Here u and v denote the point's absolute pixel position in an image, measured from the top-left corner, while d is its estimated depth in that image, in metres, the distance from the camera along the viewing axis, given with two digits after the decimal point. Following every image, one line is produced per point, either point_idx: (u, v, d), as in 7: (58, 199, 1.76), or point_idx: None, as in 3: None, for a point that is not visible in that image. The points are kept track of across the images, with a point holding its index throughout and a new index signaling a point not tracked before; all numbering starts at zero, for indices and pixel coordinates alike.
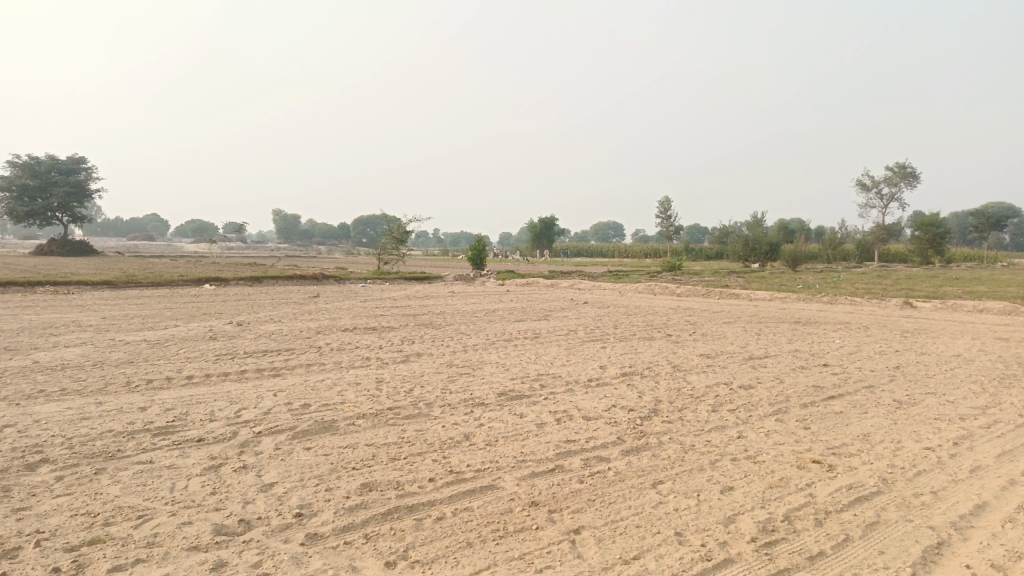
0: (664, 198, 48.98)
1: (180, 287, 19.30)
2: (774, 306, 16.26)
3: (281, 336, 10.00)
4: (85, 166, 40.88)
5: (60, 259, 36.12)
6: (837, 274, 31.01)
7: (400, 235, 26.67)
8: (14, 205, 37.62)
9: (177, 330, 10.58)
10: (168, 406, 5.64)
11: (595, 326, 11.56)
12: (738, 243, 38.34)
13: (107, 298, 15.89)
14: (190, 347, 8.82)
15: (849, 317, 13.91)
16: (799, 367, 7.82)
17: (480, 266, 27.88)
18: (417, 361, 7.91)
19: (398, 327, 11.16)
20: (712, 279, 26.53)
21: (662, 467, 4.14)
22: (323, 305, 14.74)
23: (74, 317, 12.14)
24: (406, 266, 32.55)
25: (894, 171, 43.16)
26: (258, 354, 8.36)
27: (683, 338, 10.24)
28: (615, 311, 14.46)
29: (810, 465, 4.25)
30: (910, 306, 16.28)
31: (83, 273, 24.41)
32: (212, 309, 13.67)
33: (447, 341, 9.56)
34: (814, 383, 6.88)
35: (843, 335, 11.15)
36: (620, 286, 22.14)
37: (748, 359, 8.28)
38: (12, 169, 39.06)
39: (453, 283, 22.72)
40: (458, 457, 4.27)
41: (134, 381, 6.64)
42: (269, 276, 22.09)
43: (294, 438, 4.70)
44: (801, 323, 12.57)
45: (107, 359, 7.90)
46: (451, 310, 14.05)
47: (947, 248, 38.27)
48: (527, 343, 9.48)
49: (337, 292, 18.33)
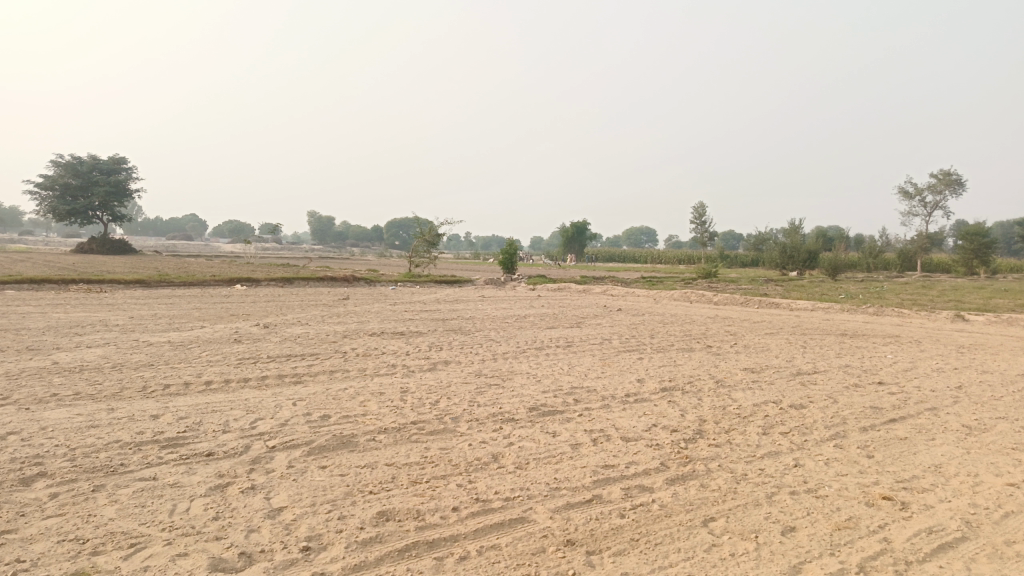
0: (699, 203, 48.21)
1: (211, 287, 19.23)
2: (816, 317, 15.57)
3: (306, 340, 9.71)
4: (125, 166, 41.52)
5: (99, 257, 36.62)
6: (879, 284, 29.99)
7: (432, 237, 26.42)
8: (56, 204, 38.25)
9: (202, 331, 10.37)
10: (181, 415, 5.34)
11: (630, 335, 11.09)
12: (775, 250, 37.57)
13: (137, 297, 15.82)
14: (213, 350, 8.57)
15: (898, 330, 13.20)
16: (852, 385, 7.29)
17: (511, 269, 27.54)
18: (444, 369, 7.55)
19: (427, 332, 10.82)
20: (750, 287, 25.69)
21: (712, 501, 3.71)
22: (351, 308, 14.46)
23: (102, 316, 12.04)
24: (437, 268, 32.33)
25: (938, 179, 41.84)
26: (281, 358, 8.08)
27: (723, 350, 9.73)
28: (650, 319, 13.94)
29: (880, 503, 3.78)
30: (962, 319, 15.46)
31: (119, 271, 24.61)
32: (240, 310, 13.46)
33: (476, 348, 9.17)
34: (872, 404, 6.35)
35: (895, 349, 10.53)
36: (655, 293, 21.55)
37: (797, 375, 7.76)
38: (55, 168, 39.79)
39: (484, 287, 22.40)
40: (485, 482, 3.88)
41: (151, 386, 6.37)
42: (299, 277, 21.97)
43: (309, 455, 4.36)
44: (848, 336, 11.93)
45: (127, 361, 7.67)
46: (481, 315, 13.68)
47: (993, 259, 36.87)
48: (559, 352, 9.07)
49: (367, 295, 18.10)
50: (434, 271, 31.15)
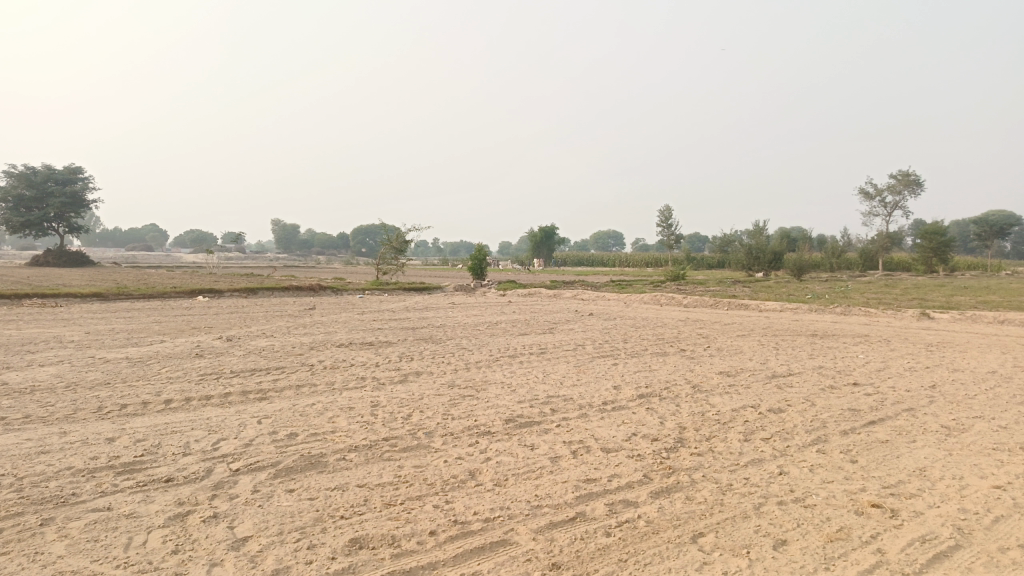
0: (665, 207, 48.58)
1: (173, 299, 18.71)
2: (786, 317, 15.63)
3: (272, 353, 9.41)
4: (82, 176, 40.44)
5: (54, 270, 35.49)
6: (843, 284, 30.41)
7: (399, 244, 26.08)
8: (8, 216, 37.02)
9: (163, 346, 10.00)
10: (139, 437, 5.06)
11: (603, 341, 10.98)
12: (741, 252, 38.00)
13: (94, 311, 15.27)
14: (174, 366, 8.24)
15: (867, 329, 13.30)
16: (828, 387, 7.26)
17: (480, 275, 27.35)
18: (416, 381, 7.33)
19: (396, 342, 10.59)
20: (719, 289, 25.78)
21: (699, 515, 3.58)
22: (318, 318, 14.13)
23: (57, 332, 11.56)
24: (406, 276, 32.02)
25: (897, 179, 42.70)
26: (246, 373, 7.78)
27: (697, 354, 9.66)
28: (622, 323, 13.85)
29: (870, 512, 3.68)
30: (927, 317, 15.64)
31: (75, 284, 23.85)
32: (202, 323, 13.05)
33: (447, 358, 8.96)
34: (850, 406, 6.30)
35: (866, 349, 10.57)
36: (625, 297, 21.51)
37: (772, 378, 7.70)
38: (7, 179, 38.54)
39: (453, 294, 22.17)
40: (462, 502, 3.70)
41: (106, 407, 6.05)
42: (264, 287, 21.50)
43: (275, 478, 4.13)
44: (819, 337, 11.96)
45: (82, 380, 7.31)
46: (452, 323, 13.48)
47: (951, 257, 37.68)
48: (533, 359, 8.91)
49: (334, 304, 17.74)
50: (403, 278, 30.83)
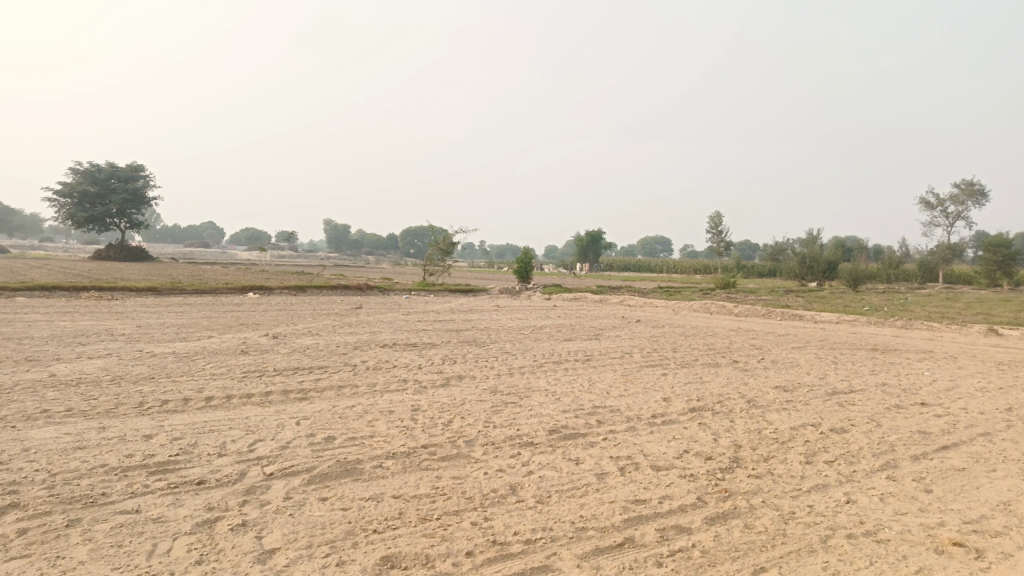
0: (716, 213, 47.67)
1: (224, 295, 18.98)
2: (843, 330, 15.00)
3: (315, 351, 9.35)
4: (143, 174, 41.62)
5: (115, 264, 36.62)
6: (902, 296, 29.29)
7: (446, 246, 26.06)
8: (73, 211, 38.31)
9: (210, 342, 10.03)
10: (176, 435, 4.98)
11: (652, 349, 10.65)
12: (794, 260, 36.96)
13: (148, 305, 15.56)
14: (218, 362, 8.22)
15: (931, 345, 12.63)
16: (894, 406, 6.82)
17: (526, 278, 27.16)
18: (458, 385, 7.14)
19: (440, 344, 10.43)
20: (770, 299, 25.03)
21: (760, 547, 3.28)
22: (363, 317, 14.12)
23: (109, 324, 11.76)
24: (452, 278, 32.04)
25: (962, 189, 41.01)
26: (288, 372, 7.71)
27: (751, 366, 9.26)
28: (671, 331, 13.46)
29: (951, 551, 3.32)
30: (996, 333, 14.84)
31: (132, 278, 24.45)
32: (250, 320, 13.14)
33: (491, 362, 8.76)
34: (919, 429, 5.87)
35: (932, 366, 10.01)
36: (673, 304, 21.02)
37: (833, 394, 7.28)
38: (73, 176, 39.86)
39: (499, 297, 22.01)
40: (502, 520, 3.48)
41: (148, 402, 6.02)
42: (312, 285, 21.67)
43: (309, 484, 3.97)
44: (880, 351, 11.39)
45: (127, 374, 7.33)
46: (497, 326, 13.29)
47: (1017, 271, 35.99)
48: (579, 366, 8.65)
49: (380, 304, 17.74)
50: (449, 280, 30.83)
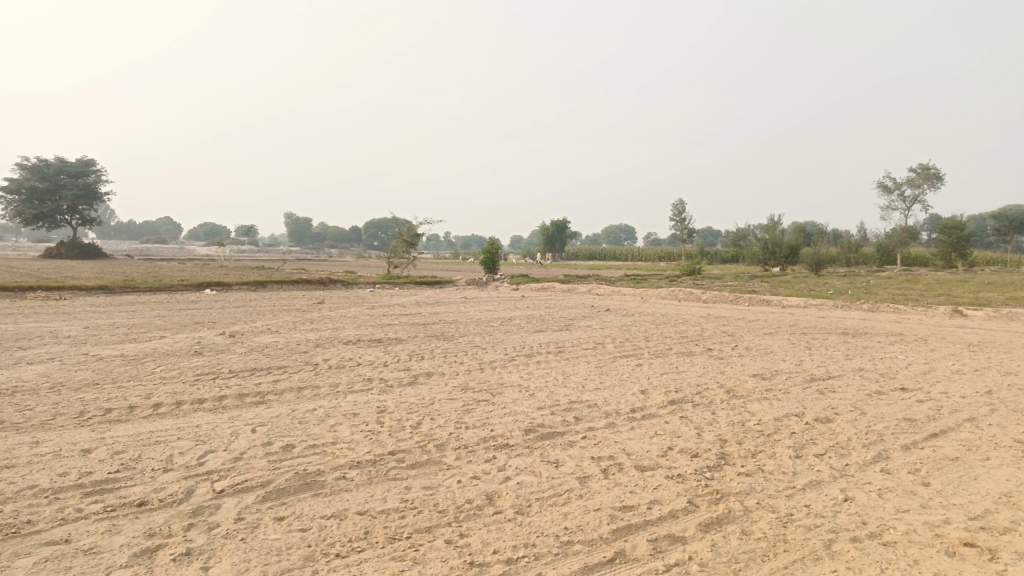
0: (679, 200, 47.85)
1: (180, 293, 18.29)
2: (812, 314, 14.96)
3: (275, 350, 8.89)
4: (95, 168, 40.14)
5: (67, 263, 35.32)
6: (863, 279, 29.64)
7: (410, 237, 25.56)
8: (22, 208, 36.81)
9: (162, 343, 9.50)
10: (118, 448, 4.54)
11: (624, 338, 10.41)
12: (757, 246, 37.24)
13: (98, 305, 14.83)
14: (169, 365, 7.73)
15: (900, 328, 12.61)
16: (875, 392, 6.65)
17: (493, 269, 26.82)
18: (427, 383, 6.78)
19: (407, 339, 10.05)
20: (737, 285, 25.09)
21: (762, 557, 3.01)
22: (326, 312, 13.65)
23: (54, 327, 11.11)
24: (418, 270, 31.54)
25: (918, 172, 41.70)
26: (245, 373, 7.26)
27: (726, 354, 9.07)
28: (641, 320, 13.24)
29: (964, 553, 3.09)
30: (960, 314, 14.95)
31: (83, 277, 23.44)
32: (206, 318, 12.57)
33: (460, 357, 8.41)
34: (905, 416, 5.70)
35: (904, 349, 9.95)
36: (641, 292, 20.91)
37: (812, 382, 7.10)
38: (20, 171, 38.24)
39: (466, 288, 21.63)
40: (479, 537, 3.16)
41: (89, 411, 5.54)
42: (272, 280, 21.02)
43: (264, 502, 3.59)
44: (852, 336, 11.31)
45: (69, 380, 6.81)
46: (465, 319, 12.92)
47: (970, 252, 36.74)
48: (552, 359, 8.36)
49: (343, 298, 17.25)
50: (415, 272, 30.36)
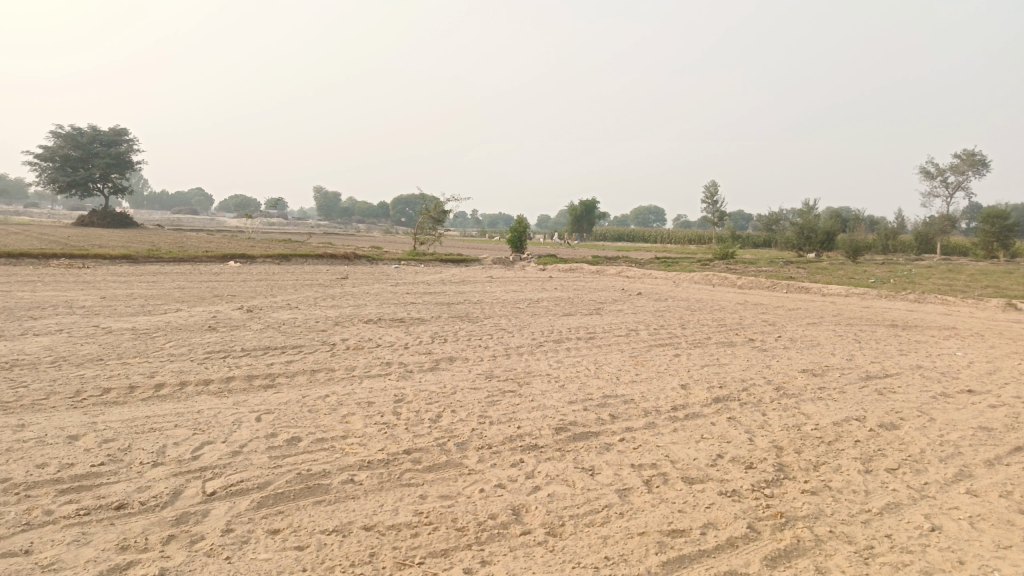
0: (711, 182, 46.75)
1: (203, 264, 18.03)
2: (854, 304, 14.18)
3: (292, 327, 8.47)
4: (127, 138, 40.10)
5: (97, 231, 35.44)
6: (903, 268, 28.58)
7: (437, 214, 25.06)
8: (55, 175, 36.92)
9: (177, 316, 9.14)
10: (108, 436, 4.12)
11: (658, 325, 9.84)
12: (791, 231, 36.16)
13: (119, 274, 14.56)
14: (180, 341, 7.34)
15: (952, 321, 11.85)
16: (940, 395, 6.03)
17: (520, 248, 26.26)
18: (449, 369, 6.30)
19: (430, 320, 9.58)
20: (772, 270, 24.20)
21: None
22: (350, 289, 13.24)
23: (71, 296, 10.82)
24: (444, 248, 31.10)
25: (962, 158, 40.16)
26: (257, 353, 6.83)
27: (769, 346, 8.47)
28: (676, 305, 12.61)
29: None
30: (1014, 308, 14.07)
31: (111, 246, 23.37)
32: (226, 291, 12.22)
33: (484, 341, 7.92)
34: (981, 425, 5.09)
35: (961, 345, 9.24)
36: (673, 275, 20.24)
37: (869, 381, 6.49)
38: (54, 139, 38.33)
39: (492, 267, 21.13)
40: (504, 566, 2.68)
41: (85, 392, 5.14)
42: (297, 254, 20.68)
43: (259, 509, 3.14)
44: (901, 328, 10.61)
45: (72, 355, 6.44)
46: (490, 299, 12.45)
47: (1014, 242, 35.29)
48: (583, 346, 7.84)
49: (367, 274, 16.87)
50: (441, 250, 29.94)
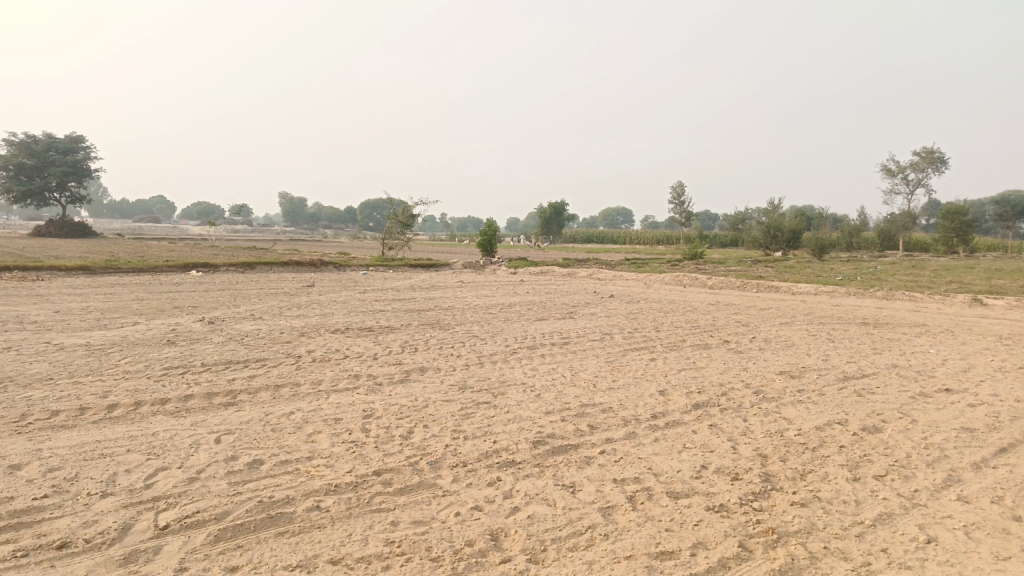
0: (678, 183, 47.02)
1: (163, 274, 17.51)
2: (824, 302, 14.20)
3: (256, 339, 8.16)
4: (84, 145, 39.03)
5: (54, 241, 34.39)
6: (868, 265, 28.96)
7: (405, 218, 24.71)
8: (9, 185, 35.76)
9: (135, 330, 8.76)
10: (53, 465, 3.83)
11: (632, 328, 9.71)
12: (757, 230, 36.44)
13: (76, 286, 14.03)
14: (137, 357, 7.00)
15: (921, 317, 11.91)
16: (919, 395, 5.96)
17: (490, 252, 26.04)
18: (420, 380, 6.07)
19: (400, 328, 9.32)
20: (740, 270, 24.40)
21: None
22: (316, 297, 12.92)
23: (22, 311, 10.35)
24: (413, 253, 30.72)
25: (921, 156, 40.94)
26: (218, 367, 6.52)
27: (745, 347, 8.38)
28: (648, 307, 12.50)
29: None
30: (979, 303, 14.22)
31: (68, 257, 22.65)
32: (187, 302, 11.80)
33: (456, 349, 7.70)
34: (963, 425, 5.01)
35: (932, 342, 9.26)
36: (643, 276, 20.19)
37: (847, 382, 6.41)
38: (7, 148, 37.16)
39: (462, 272, 20.88)
40: None
41: (31, 415, 4.81)
42: (263, 261, 20.21)
43: (216, 544, 2.90)
44: (873, 326, 10.62)
45: (20, 374, 6.08)
46: (461, 304, 12.21)
47: (973, 238, 36.02)
48: (557, 352, 7.66)
49: (334, 281, 16.51)
50: (410, 254, 29.58)
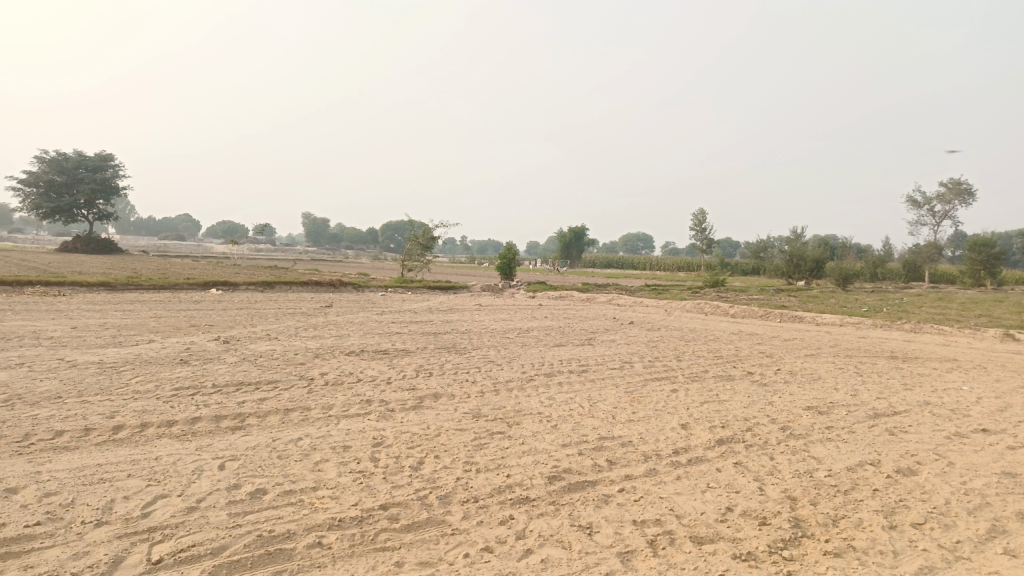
0: (700, 210, 46.72)
1: (183, 292, 17.56)
2: (850, 334, 13.86)
3: (270, 360, 8.03)
4: (113, 163, 39.64)
5: (80, 256, 34.81)
6: (893, 296, 28.43)
7: (425, 240, 24.68)
8: (38, 201, 36.33)
9: (149, 348, 8.68)
10: (50, 489, 3.69)
11: (653, 357, 9.47)
12: (779, 259, 35.98)
13: (96, 303, 14.08)
14: (148, 376, 6.90)
15: (952, 352, 11.54)
16: (954, 436, 5.68)
17: (509, 276, 25.89)
18: (434, 407, 5.89)
19: (416, 351, 9.17)
20: (762, 298, 24.01)
21: None
22: (333, 318, 12.83)
23: (40, 326, 10.34)
24: (433, 275, 30.65)
25: (948, 186, 40.38)
26: (228, 389, 6.39)
27: (769, 380, 8.11)
28: (669, 336, 12.24)
29: None
30: (1011, 338, 13.78)
31: (91, 273, 22.83)
32: (204, 321, 11.75)
33: (472, 375, 7.52)
34: (1004, 470, 4.74)
35: (965, 378, 8.92)
36: (663, 303, 19.92)
37: (878, 419, 6.14)
38: (38, 165, 37.83)
39: (480, 295, 20.75)
40: None
41: (35, 435, 4.69)
42: (282, 281, 20.23)
43: None
44: (901, 360, 10.29)
45: (29, 392, 5.99)
46: (479, 328, 12.04)
47: (1001, 271, 35.30)
48: (575, 380, 7.45)
49: (352, 302, 16.46)
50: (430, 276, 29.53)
